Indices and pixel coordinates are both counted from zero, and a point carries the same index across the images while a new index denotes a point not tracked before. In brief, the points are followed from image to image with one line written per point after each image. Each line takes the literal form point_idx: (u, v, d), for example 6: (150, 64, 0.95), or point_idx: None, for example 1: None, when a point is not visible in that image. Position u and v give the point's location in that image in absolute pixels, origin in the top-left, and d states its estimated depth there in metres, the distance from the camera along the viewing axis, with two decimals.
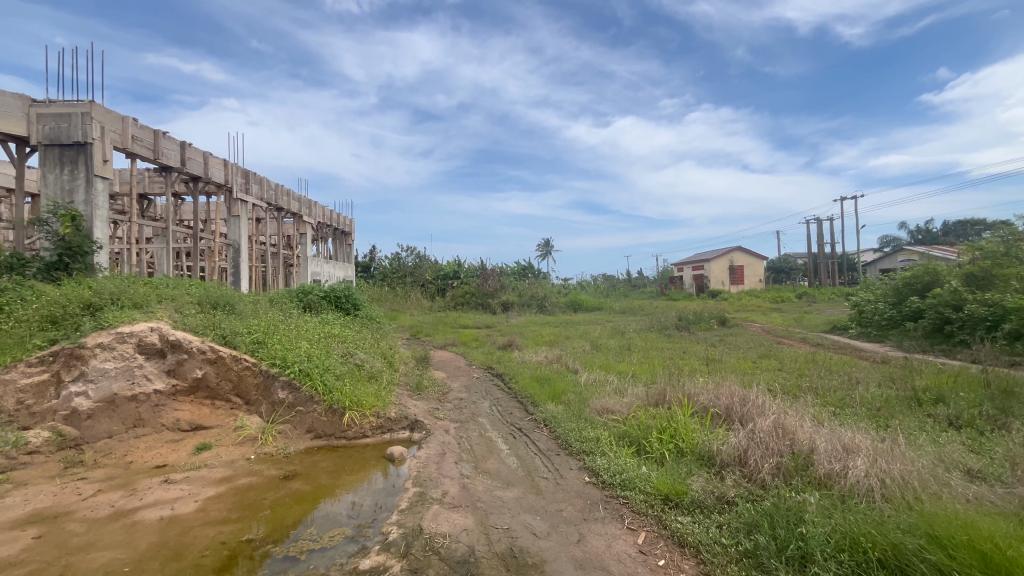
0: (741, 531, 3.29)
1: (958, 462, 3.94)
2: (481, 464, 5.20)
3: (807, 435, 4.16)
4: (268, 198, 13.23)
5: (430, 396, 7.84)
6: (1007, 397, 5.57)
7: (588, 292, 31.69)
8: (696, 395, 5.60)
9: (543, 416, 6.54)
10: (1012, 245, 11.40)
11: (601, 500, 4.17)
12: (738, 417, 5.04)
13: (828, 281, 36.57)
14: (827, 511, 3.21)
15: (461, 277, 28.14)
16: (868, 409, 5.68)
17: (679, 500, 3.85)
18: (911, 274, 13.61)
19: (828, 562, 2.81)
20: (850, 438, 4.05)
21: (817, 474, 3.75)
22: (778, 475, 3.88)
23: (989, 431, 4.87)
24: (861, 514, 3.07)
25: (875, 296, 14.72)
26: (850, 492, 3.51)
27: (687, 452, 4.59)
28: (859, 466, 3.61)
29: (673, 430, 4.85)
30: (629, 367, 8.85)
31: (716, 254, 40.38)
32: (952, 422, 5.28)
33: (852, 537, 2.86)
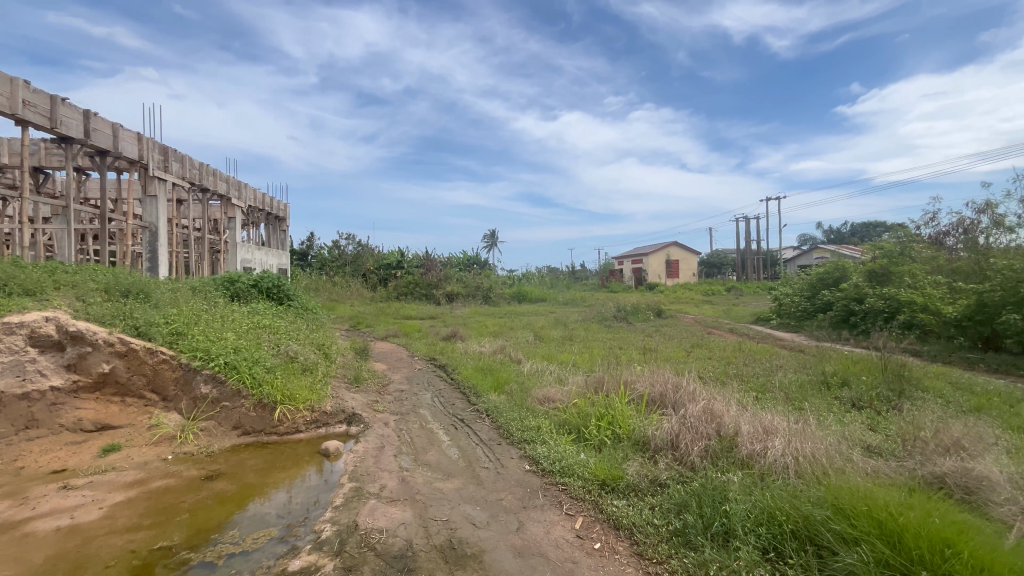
0: (672, 511, 3.43)
1: (859, 439, 4.35)
2: (422, 456, 5.11)
3: (732, 419, 4.43)
4: (191, 178, 12.16)
5: (370, 389, 7.59)
6: (900, 380, 6.23)
7: (533, 283, 32.09)
8: (632, 383, 5.82)
9: (485, 406, 6.53)
10: (907, 245, 12.77)
11: (540, 487, 4.22)
12: (671, 403, 5.29)
13: (753, 275, 39.25)
14: (748, 489, 3.42)
15: (405, 267, 27.53)
16: (786, 393, 6.15)
17: (615, 484, 3.98)
18: (823, 270, 14.95)
19: (748, 535, 2.99)
20: (769, 420, 4.36)
21: (740, 455, 4.01)
22: (706, 456, 4.10)
23: (884, 411, 5.43)
24: (778, 490, 3.29)
25: (792, 290, 15.97)
26: (768, 470, 3.76)
27: (624, 438, 4.75)
28: (776, 446, 3.88)
29: (610, 417, 5.02)
30: (570, 357, 9.06)
31: (653, 249, 42.17)
32: (855, 402, 5.84)
33: (770, 512, 3.05)
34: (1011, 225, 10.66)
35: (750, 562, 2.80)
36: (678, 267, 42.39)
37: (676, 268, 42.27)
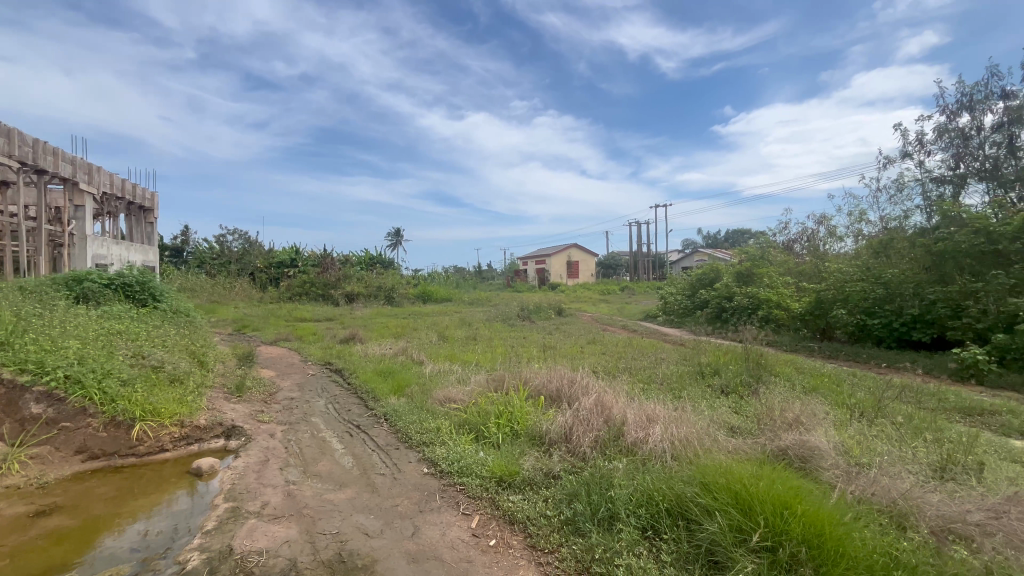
0: (564, 502, 3.57)
1: (726, 422, 4.90)
2: (312, 467, 4.79)
3: (620, 410, 4.74)
4: (22, 157, 10.17)
5: (254, 398, 6.94)
6: (758, 367, 7.15)
7: (438, 283, 31.69)
8: (530, 380, 6.00)
9: (384, 410, 6.30)
10: (765, 250, 14.72)
11: (438, 489, 4.17)
12: (566, 398, 5.53)
13: (644, 275, 42.58)
14: (631, 474, 3.67)
15: (299, 266, 25.64)
16: (668, 383, 6.76)
17: (511, 480, 4.06)
18: (701, 271, 16.69)
19: (629, 517, 3.21)
20: (652, 409, 4.74)
21: (626, 443, 4.30)
22: (596, 446, 4.34)
23: (745, 395, 6.21)
24: (656, 473, 3.57)
25: (676, 289, 17.59)
26: (649, 455, 4.08)
27: (521, 434, 4.87)
28: (657, 432, 4.22)
29: (509, 414, 5.13)
30: (473, 356, 9.10)
31: (555, 250, 43.90)
32: (724, 389, 6.58)
33: (648, 493, 3.30)
34: (840, 235, 12.93)
35: (631, 542, 3.01)
36: (578, 268, 44.58)
37: (576, 269, 44.43)
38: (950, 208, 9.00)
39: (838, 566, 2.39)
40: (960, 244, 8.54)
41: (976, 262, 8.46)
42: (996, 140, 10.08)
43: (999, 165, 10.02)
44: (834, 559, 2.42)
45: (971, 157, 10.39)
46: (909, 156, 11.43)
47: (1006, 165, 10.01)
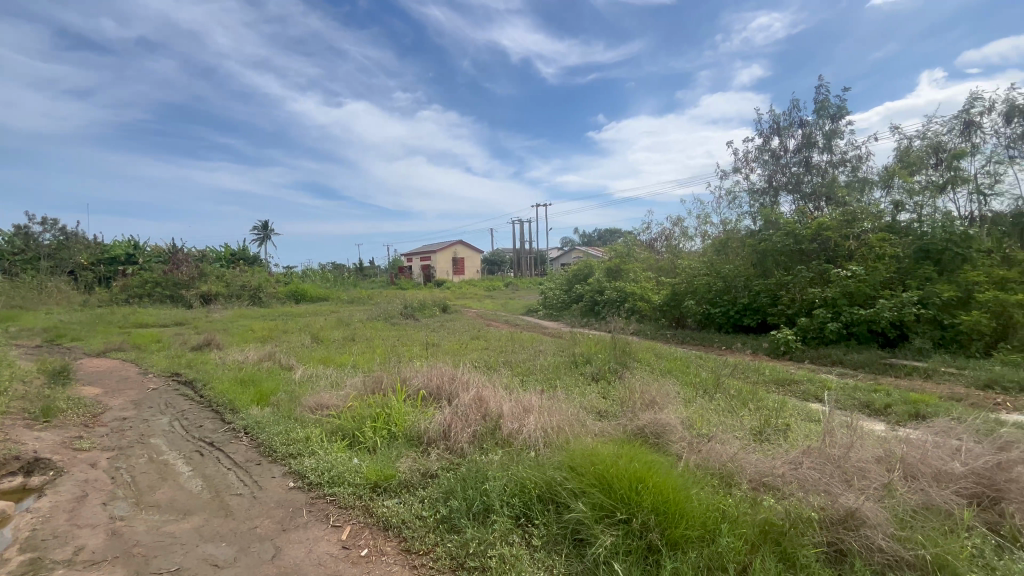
0: (440, 500, 3.53)
1: (594, 407, 5.28)
2: (147, 496, 4.10)
3: (496, 403, 4.84)
4: None
5: (70, 422, 5.75)
6: (623, 354, 7.84)
7: (313, 282, 29.42)
8: (409, 380, 5.85)
9: (243, 423, 5.66)
10: (631, 248, 16.19)
11: (305, 504, 3.85)
12: (446, 395, 5.49)
13: (527, 271, 44.23)
14: (506, 465, 3.76)
15: (138, 263, 21.90)
16: (544, 374, 7.09)
17: (387, 484, 3.91)
18: (576, 268, 17.80)
19: (503, 508, 3.28)
20: (527, 400, 4.92)
21: (502, 435, 4.41)
22: (474, 441, 4.38)
23: (612, 380, 6.77)
24: (530, 462, 3.70)
25: (555, 284, 18.56)
26: (524, 444, 4.23)
27: (399, 435, 4.72)
28: (531, 423, 4.39)
29: (386, 417, 4.93)
30: (349, 358, 8.61)
31: (441, 246, 43.50)
32: (594, 375, 7.10)
33: (521, 483, 3.40)
34: (690, 235, 14.76)
35: (504, 532, 3.08)
36: (464, 265, 44.75)
37: (462, 266, 44.53)
38: (770, 214, 10.79)
39: (679, 528, 2.70)
40: (776, 244, 10.28)
41: (788, 259, 10.27)
42: (798, 159, 12.27)
43: (801, 180, 12.21)
44: (676, 521, 2.73)
45: (782, 173, 12.55)
46: (740, 169, 13.44)
47: (805, 180, 12.17)
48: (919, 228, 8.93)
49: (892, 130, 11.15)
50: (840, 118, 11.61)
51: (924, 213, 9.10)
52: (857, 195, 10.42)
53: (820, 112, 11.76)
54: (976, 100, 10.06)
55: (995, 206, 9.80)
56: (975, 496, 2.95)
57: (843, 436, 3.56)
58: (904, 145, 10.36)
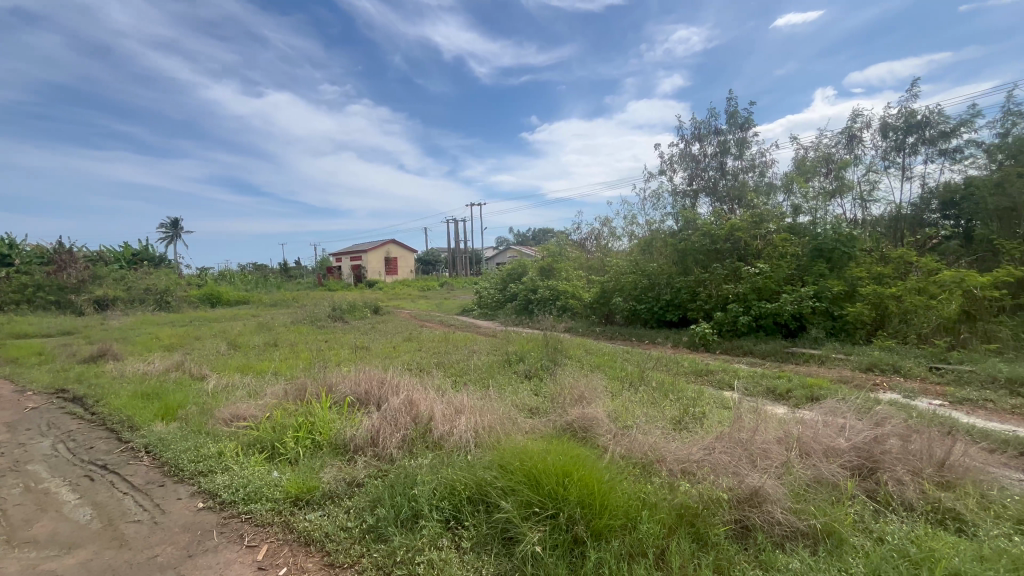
0: (366, 510, 3.41)
1: (526, 404, 5.35)
2: (22, 532, 3.59)
3: (427, 406, 4.75)
4: None
5: None
6: (555, 351, 8.03)
7: (231, 284, 27.34)
8: (335, 386, 5.59)
9: (145, 441, 5.12)
10: (562, 248, 16.61)
11: (216, 525, 3.55)
12: (375, 400, 5.30)
13: (462, 271, 44.00)
14: (435, 469, 3.70)
15: (14, 265, 19.15)
16: (477, 374, 7.09)
17: (309, 497, 3.71)
18: (510, 267, 17.97)
19: (432, 512, 3.22)
20: (459, 401, 4.89)
21: (433, 438, 4.33)
22: (403, 446, 4.27)
23: (544, 377, 6.91)
24: (459, 464, 3.67)
25: (490, 284, 18.59)
26: (454, 446, 4.19)
27: (323, 444, 4.49)
28: (462, 424, 4.36)
29: (309, 426, 4.68)
30: (271, 365, 8.09)
31: (372, 246, 42.10)
32: (527, 373, 7.20)
33: (451, 485, 3.36)
34: (618, 235, 15.40)
35: (433, 536, 3.03)
36: (397, 265, 43.62)
37: (395, 266, 43.38)
38: (689, 215, 11.51)
39: (603, 518, 2.80)
40: (695, 244, 10.99)
41: (705, 257, 11.01)
42: (713, 164, 13.18)
43: (715, 184, 13.14)
44: (600, 512, 2.82)
45: (699, 177, 13.43)
46: (662, 173, 14.21)
47: (719, 184, 13.13)
48: (814, 229, 9.93)
49: (791, 140, 12.32)
50: (748, 128, 12.62)
51: (818, 216, 10.13)
52: (764, 198, 11.39)
53: (730, 121, 12.72)
54: (859, 116, 11.36)
55: (874, 210, 11.13)
56: (856, 468, 3.32)
57: (749, 421, 3.88)
58: (801, 154, 11.49)
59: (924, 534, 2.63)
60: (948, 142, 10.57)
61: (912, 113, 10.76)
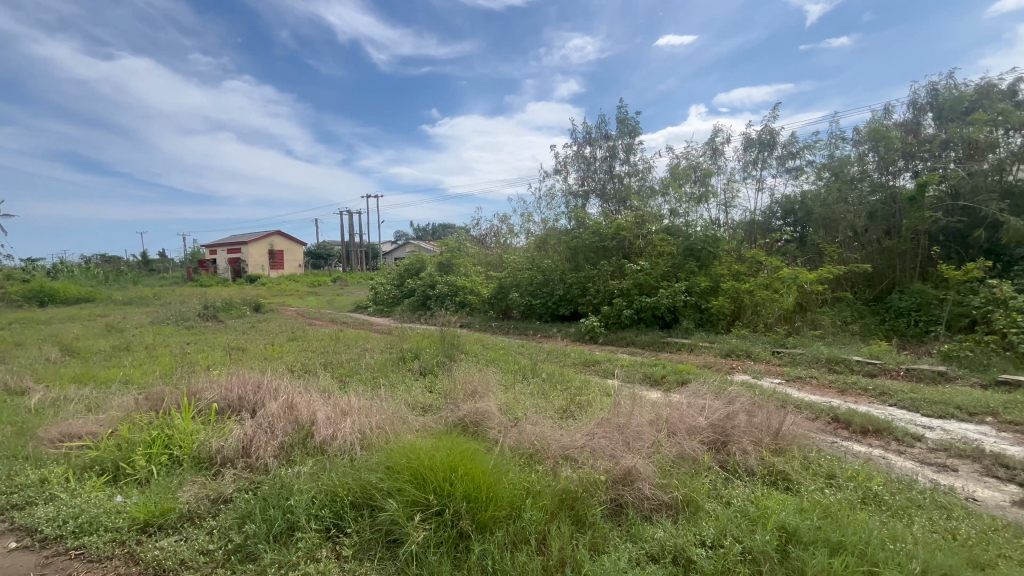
0: (233, 528, 3.07)
1: (418, 402, 5.24)
2: None
3: (310, 410, 4.43)
4: None
5: None
6: (451, 347, 7.98)
7: (70, 279, 23.01)
8: (200, 393, 4.97)
9: None
10: (461, 243, 16.55)
11: (34, 567, 2.95)
12: (249, 406, 4.81)
13: (358, 265, 41.87)
14: (315, 476, 3.46)
15: None
16: (369, 373, 6.79)
17: (163, 521, 3.25)
18: (408, 262, 17.48)
19: (311, 522, 3.01)
20: (345, 403, 4.62)
21: (314, 443, 4.05)
22: (280, 455, 3.94)
23: (438, 373, 6.82)
24: (342, 469, 3.47)
25: (386, 279, 17.92)
26: (338, 450, 3.95)
27: (183, 459, 3.97)
28: (347, 427, 4.13)
29: (165, 440, 4.10)
30: (120, 372, 6.96)
31: (254, 237, 38.28)
32: (422, 370, 7.06)
33: (333, 492, 3.16)
34: (516, 232, 15.76)
35: (310, 549, 2.83)
36: (283, 258, 40.16)
37: (280, 259, 39.93)
38: (581, 214, 12.14)
39: (488, 510, 2.83)
40: (586, 242, 11.64)
41: (594, 255, 11.72)
42: (603, 167, 14.04)
43: (604, 187, 14.02)
44: (486, 505, 2.85)
45: (591, 179, 14.21)
46: (557, 172, 14.80)
47: (607, 186, 14.03)
48: (687, 230, 11.06)
49: (669, 150, 13.57)
50: (634, 135, 13.62)
51: (689, 219, 11.27)
52: (646, 200, 12.41)
53: (617, 128, 13.66)
54: (723, 132, 12.86)
55: (734, 215, 12.70)
56: (712, 442, 3.75)
57: (626, 406, 4.20)
58: (677, 163, 12.71)
59: (761, 495, 3.06)
60: (790, 159, 12.40)
61: (764, 132, 12.43)
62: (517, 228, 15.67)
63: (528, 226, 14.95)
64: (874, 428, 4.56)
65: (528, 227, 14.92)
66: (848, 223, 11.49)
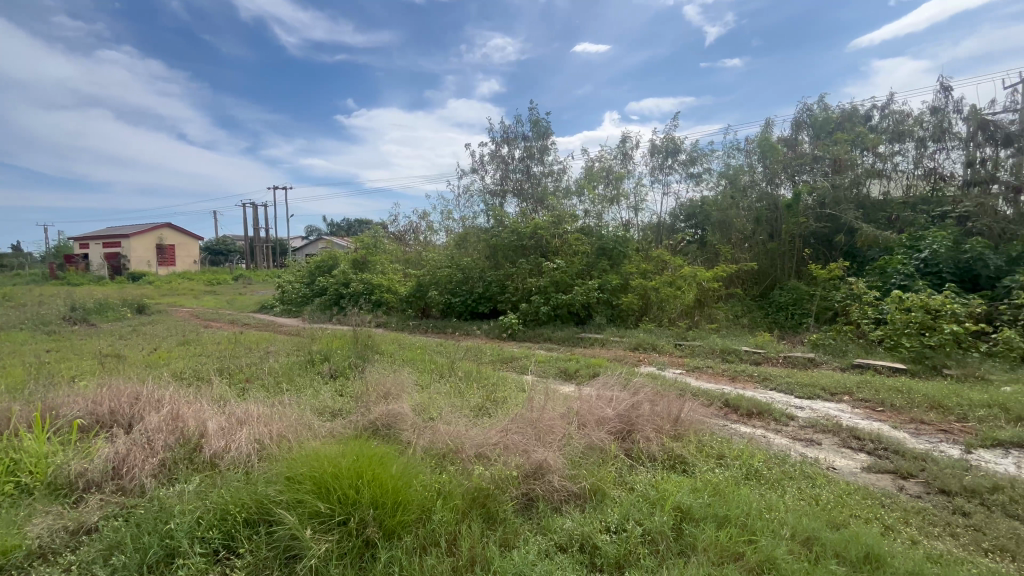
0: (97, 561, 2.67)
1: (326, 406, 4.95)
2: None
3: (198, 421, 4.00)
4: None
5: None
6: (365, 348, 7.65)
7: None
8: (60, 408, 4.29)
9: None
10: (377, 240, 15.91)
11: None
12: (123, 421, 4.24)
13: (263, 262, 38.77)
14: (202, 494, 3.12)
15: None
16: (273, 378, 6.30)
17: None
18: (319, 259, 16.50)
19: (196, 546, 2.70)
20: (241, 412, 4.24)
21: (203, 458, 3.66)
22: (160, 473, 3.51)
23: (350, 376, 6.50)
24: (235, 484, 3.17)
25: (295, 278, 16.78)
26: (231, 463, 3.61)
27: (34, 487, 3.39)
28: (243, 438, 3.79)
29: (9, 466, 3.47)
30: None
31: (137, 229, 33.99)
32: (332, 373, 6.69)
33: (223, 510, 2.87)
34: (435, 230, 15.51)
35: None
36: (173, 254, 36.10)
37: (170, 255, 35.86)
38: (499, 213, 12.23)
39: (397, 516, 2.73)
40: (505, 240, 11.75)
41: (513, 253, 11.87)
42: (521, 167, 14.25)
43: (521, 186, 14.25)
44: (395, 510, 2.76)
45: (510, 178, 14.37)
46: (477, 170, 14.77)
47: (525, 185, 14.26)
48: (600, 230, 11.57)
49: (583, 152, 14.09)
50: (547, 137, 13.98)
51: (602, 219, 11.79)
52: (562, 200, 12.80)
53: (533, 129, 13.95)
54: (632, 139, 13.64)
55: (642, 217, 13.51)
56: (619, 431, 3.95)
57: (540, 401, 4.29)
58: (591, 165, 13.25)
59: (661, 479, 3.27)
60: (691, 166, 13.44)
61: (669, 140, 13.35)
62: (436, 225, 15.42)
63: (447, 224, 14.77)
64: (758, 410, 5.08)
65: (447, 225, 14.74)
66: (738, 226, 12.71)
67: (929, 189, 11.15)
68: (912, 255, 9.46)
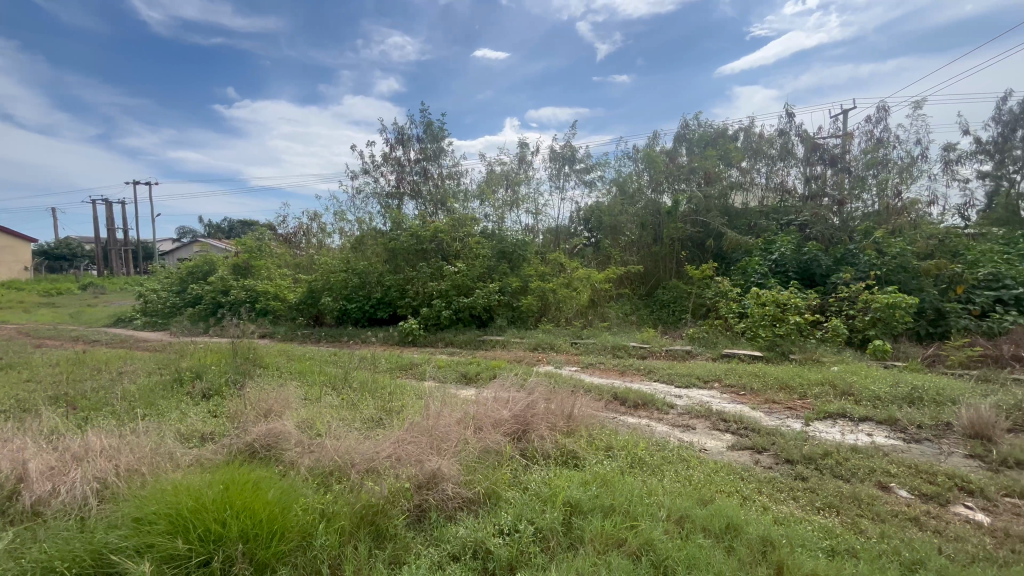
0: None
1: (194, 431, 4.38)
2: None
3: (15, 463, 3.29)
4: None
5: None
6: (245, 363, 6.93)
7: None
8: None
9: None
10: (263, 244, 14.31)
11: None
12: None
13: (121, 269, 33.57)
14: (18, 551, 2.57)
15: None
16: (128, 403, 5.43)
17: None
18: (192, 264, 14.66)
19: None
20: (78, 446, 3.58)
21: (22, 507, 3.03)
22: None
23: (227, 394, 5.84)
24: (64, 534, 2.66)
25: (160, 285, 14.74)
26: (63, 509, 3.03)
27: None
28: (80, 477, 3.20)
29: None
30: None
31: None
32: (205, 393, 5.95)
33: (44, 569, 2.39)
34: (329, 232, 14.61)
35: None
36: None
37: None
38: (398, 216, 11.86)
39: (271, 546, 2.48)
40: (403, 243, 11.41)
41: (413, 257, 11.59)
42: (419, 169, 13.98)
43: (420, 188, 13.97)
44: (269, 540, 2.50)
45: (409, 180, 14.02)
46: (373, 170, 14.17)
47: (425, 187, 13.99)
48: (501, 234, 11.74)
49: (482, 156, 14.19)
50: (441, 138, 13.83)
51: (502, 223, 11.98)
52: (461, 203, 12.77)
53: (427, 130, 13.75)
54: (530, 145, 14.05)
55: (542, 221, 13.97)
56: (514, 432, 4.00)
57: (436, 408, 4.20)
58: (491, 170, 13.40)
59: (553, 475, 3.37)
60: (586, 174, 14.19)
61: (565, 148, 13.97)
62: (330, 227, 14.51)
63: (342, 226, 13.98)
64: (643, 401, 5.49)
65: (342, 227, 13.96)
66: (627, 231, 13.68)
67: (777, 200, 12.96)
68: (766, 257, 10.92)
